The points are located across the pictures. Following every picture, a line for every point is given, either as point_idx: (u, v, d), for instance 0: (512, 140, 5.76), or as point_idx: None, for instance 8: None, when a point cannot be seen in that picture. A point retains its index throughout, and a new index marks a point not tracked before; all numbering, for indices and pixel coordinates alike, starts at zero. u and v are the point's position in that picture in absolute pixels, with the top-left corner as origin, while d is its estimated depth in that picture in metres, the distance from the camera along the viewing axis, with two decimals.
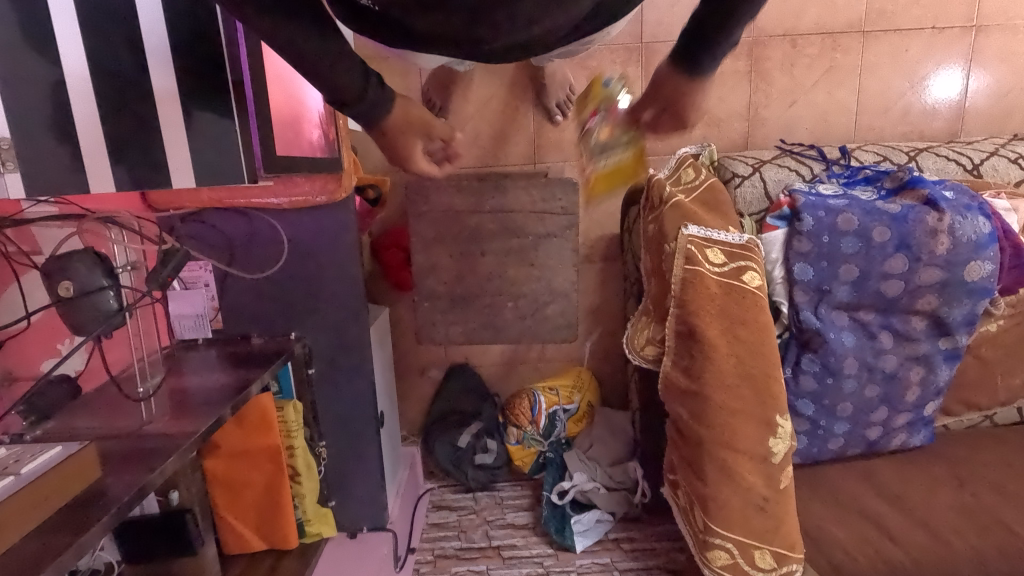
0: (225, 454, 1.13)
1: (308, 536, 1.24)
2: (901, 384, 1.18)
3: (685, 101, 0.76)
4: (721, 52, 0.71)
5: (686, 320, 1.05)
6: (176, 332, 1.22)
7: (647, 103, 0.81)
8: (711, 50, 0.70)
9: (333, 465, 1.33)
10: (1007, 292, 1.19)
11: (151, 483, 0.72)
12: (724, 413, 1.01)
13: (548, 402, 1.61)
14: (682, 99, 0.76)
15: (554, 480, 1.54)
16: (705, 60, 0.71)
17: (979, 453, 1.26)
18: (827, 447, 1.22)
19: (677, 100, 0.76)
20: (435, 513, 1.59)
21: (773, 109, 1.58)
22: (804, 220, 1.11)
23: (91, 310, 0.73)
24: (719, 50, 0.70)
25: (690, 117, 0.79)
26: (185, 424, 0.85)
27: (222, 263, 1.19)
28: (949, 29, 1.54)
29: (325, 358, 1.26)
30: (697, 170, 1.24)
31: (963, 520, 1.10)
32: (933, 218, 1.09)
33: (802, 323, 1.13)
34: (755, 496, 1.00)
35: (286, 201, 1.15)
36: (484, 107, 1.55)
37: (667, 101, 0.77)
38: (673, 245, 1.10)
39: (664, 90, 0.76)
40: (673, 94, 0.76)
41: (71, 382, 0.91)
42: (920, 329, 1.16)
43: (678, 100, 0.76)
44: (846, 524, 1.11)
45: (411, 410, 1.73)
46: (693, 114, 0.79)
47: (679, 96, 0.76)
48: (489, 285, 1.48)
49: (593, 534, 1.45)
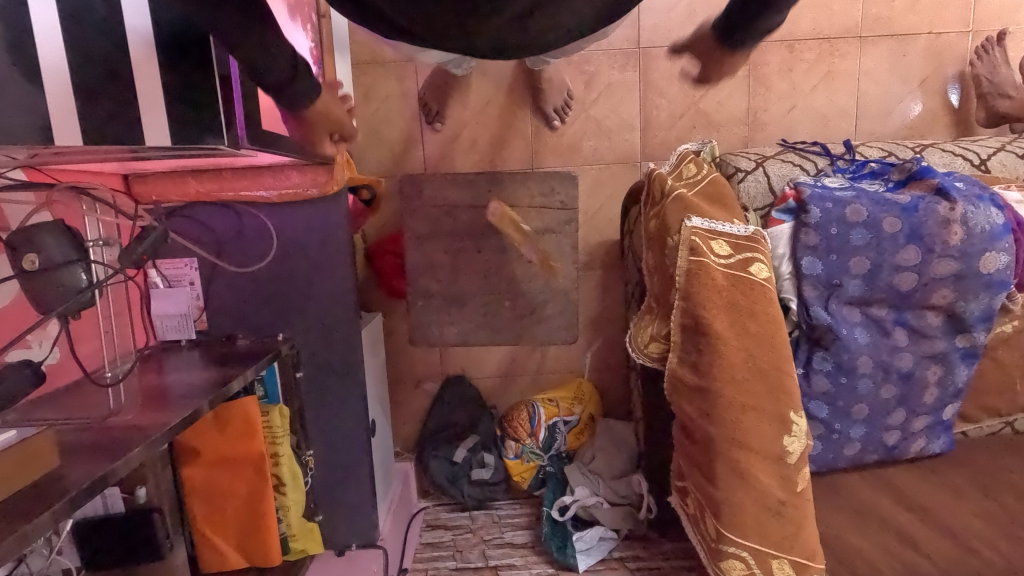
0: (205, 463, 1.05)
1: (292, 553, 1.13)
2: (918, 385, 1.13)
3: (720, 64, 0.80)
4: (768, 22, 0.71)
5: (692, 312, 1.00)
6: (160, 333, 1.17)
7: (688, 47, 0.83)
8: (749, 29, 0.73)
9: (319, 477, 1.25)
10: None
11: (113, 473, 0.66)
12: (735, 410, 0.95)
13: (548, 414, 1.54)
14: (721, 63, 0.80)
15: (554, 495, 1.46)
16: (742, 31, 0.73)
17: (1002, 459, 1.18)
18: (843, 453, 1.15)
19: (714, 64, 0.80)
20: (429, 533, 1.51)
21: (773, 113, 1.56)
22: (811, 212, 1.07)
23: (57, 285, 0.72)
24: (750, 40, 0.75)
25: (715, 78, 0.83)
26: (156, 416, 0.80)
27: (209, 257, 1.14)
28: (945, 34, 1.54)
29: (313, 363, 1.20)
30: (699, 164, 1.20)
31: (992, 530, 1.03)
32: (944, 207, 1.06)
33: (814, 319, 1.08)
34: (770, 500, 0.94)
35: (275, 193, 1.11)
36: (481, 111, 1.52)
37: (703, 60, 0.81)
38: (676, 237, 1.06)
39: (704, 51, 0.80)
40: (710, 48, 0.79)
41: (35, 367, 0.81)
42: (935, 324, 1.11)
43: (713, 63, 0.80)
44: (868, 535, 1.03)
45: (405, 424, 1.65)
46: (723, 75, 0.83)
47: (712, 60, 0.80)
48: (484, 284, 1.42)
49: (596, 552, 1.36)
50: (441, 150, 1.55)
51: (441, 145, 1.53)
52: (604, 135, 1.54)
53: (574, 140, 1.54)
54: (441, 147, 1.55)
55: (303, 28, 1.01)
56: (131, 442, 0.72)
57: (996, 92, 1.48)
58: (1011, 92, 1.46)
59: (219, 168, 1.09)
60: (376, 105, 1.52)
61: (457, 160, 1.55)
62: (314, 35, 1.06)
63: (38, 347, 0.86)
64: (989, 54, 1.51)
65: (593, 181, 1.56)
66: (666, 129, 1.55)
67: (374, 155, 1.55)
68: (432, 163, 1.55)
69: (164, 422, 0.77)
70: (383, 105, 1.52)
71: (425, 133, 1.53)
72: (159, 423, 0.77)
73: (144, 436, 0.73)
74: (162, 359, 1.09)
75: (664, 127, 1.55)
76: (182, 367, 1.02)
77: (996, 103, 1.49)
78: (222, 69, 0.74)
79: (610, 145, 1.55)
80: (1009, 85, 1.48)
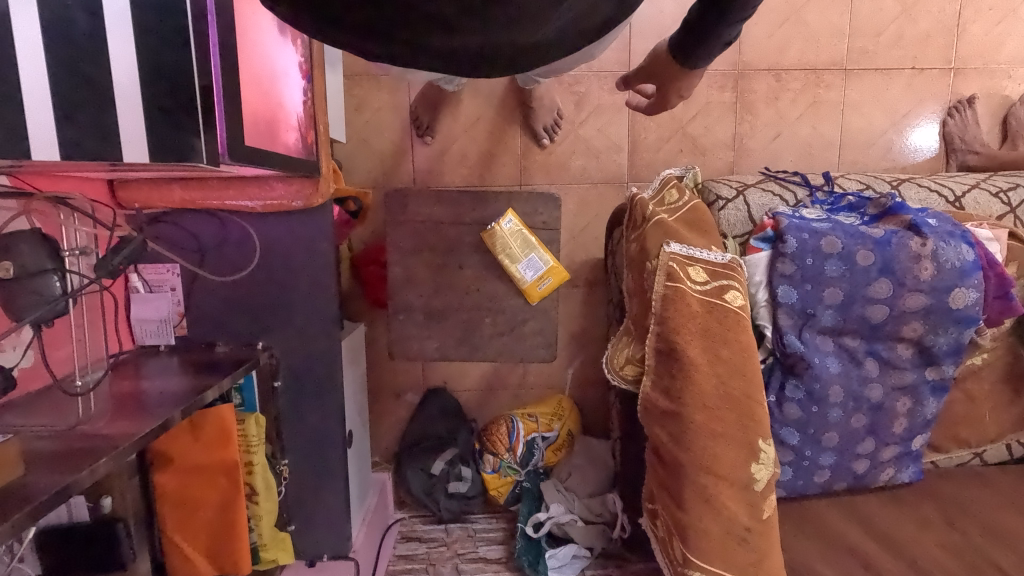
0: (177, 469, 1.02)
1: (262, 562, 1.12)
2: (888, 415, 1.14)
3: (677, 83, 0.81)
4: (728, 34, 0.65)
5: (667, 336, 1.02)
6: (137, 338, 1.17)
7: (644, 73, 0.86)
8: (699, 53, 0.69)
9: (293, 487, 1.25)
10: (993, 323, 1.16)
11: (77, 484, 0.68)
12: (705, 436, 0.96)
13: (527, 429, 1.55)
14: (677, 81, 0.81)
15: (529, 511, 1.47)
16: (700, 53, 0.69)
17: (968, 491, 1.20)
18: (812, 479, 1.17)
19: (669, 83, 0.82)
20: (403, 545, 1.51)
21: (759, 140, 1.58)
22: (787, 242, 1.08)
23: (31, 293, 0.77)
24: (711, 53, 0.69)
25: (673, 98, 0.86)
26: (128, 425, 0.81)
27: (191, 266, 1.15)
28: (928, 70, 1.58)
29: (292, 372, 1.20)
30: (681, 191, 1.21)
31: (953, 561, 1.04)
32: (916, 243, 1.09)
33: (787, 347, 1.10)
34: (736, 526, 0.95)
35: (260, 204, 1.11)
36: (472, 127, 1.54)
37: (659, 81, 0.83)
38: (654, 263, 1.07)
39: (659, 72, 0.81)
40: (665, 72, 0.80)
41: (6, 371, 0.82)
42: (906, 357, 1.13)
43: (669, 82, 0.81)
44: (833, 563, 1.05)
45: (384, 435, 1.65)
46: (680, 94, 0.84)
47: (668, 77, 0.81)
48: (466, 299, 1.43)
49: (569, 570, 1.36)
50: (430, 163, 1.56)
51: (431, 158, 1.54)
52: (592, 155, 1.56)
53: (562, 159, 1.56)
54: (431, 161, 1.56)
55: (292, 44, 1.03)
56: (99, 452, 0.74)
57: (965, 148, 1.55)
58: (979, 148, 1.53)
59: (204, 177, 1.09)
60: (368, 117, 1.53)
61: (446, 174, 1.56)
62: (303, 50, 1.07)
63: (11, 352, 0.86)
64: (962, 113, 1.57)
65: (580, 199, 1.58)
66: (653, 152, 1.57)
67: (364, 166, 1.56)
68: (421, 176, 1.56)
69: (136, 431, 0.79)
70: (375, 117, 1.53)
71: (415, 146, 1.54)
72: (133, 431, 0.79)
73: (113, 447, 0.75)
74: (139, 364, 1.10)
75: (652, 149, 1.57)
76: (159, 374, 1.02)
77: (964, 157, 1.55)
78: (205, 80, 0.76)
79: (598, 164, 1.56)
80: (977, 141, 1.55)
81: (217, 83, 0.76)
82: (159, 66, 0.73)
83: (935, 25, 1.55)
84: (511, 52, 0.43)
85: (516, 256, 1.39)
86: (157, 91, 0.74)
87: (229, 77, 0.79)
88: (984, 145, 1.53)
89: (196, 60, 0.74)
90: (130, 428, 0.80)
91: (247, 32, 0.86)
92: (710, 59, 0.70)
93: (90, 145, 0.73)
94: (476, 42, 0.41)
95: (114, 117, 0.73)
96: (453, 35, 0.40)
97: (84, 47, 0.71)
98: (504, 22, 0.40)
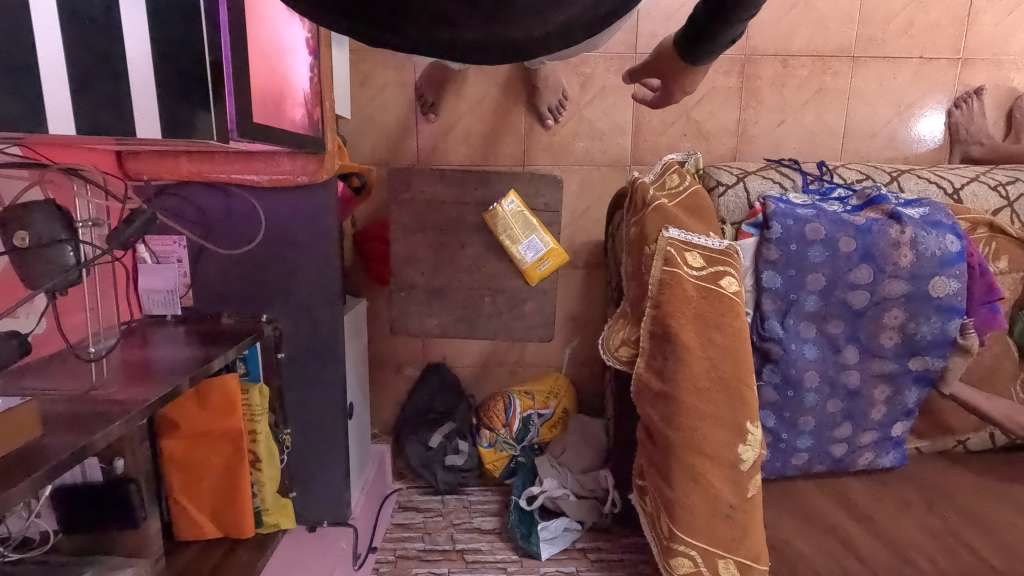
0: (185, 435, 1.06)
1: (264, 526, 1.16)
2: (865, 402, 1.18)
3: (681, 79, 0.82)
4: (732, 32, 0.65)
5: (662, 320, 1.04)
6: (144, 307, 1.19)
7: (649, 70, 0.87)
8: (705, 49, 0.70)
9: (295, 456, 1.28)
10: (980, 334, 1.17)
11: (92, 445, 0.72)
12: (695, 417, 0.99)
13: (523, 406, 1.59)
14: (681, 78, 0.82)
15: (522, 485, 1.50)
16: (705, 49, 0.70)
17: (950, 477, 1.24)
18: (791, 462, 1.20)
19: (673, 79, 0.83)
20: (401, 515, 1.55)
21: (763, 126, 1.58)
22: (773, 227, 1.11)
23: (47, 262, 0.80)
24: (717, 49, 0.69)
25: (678, 93, 0.87)
26: (138, 391, 0.85)
27: (197, 238, 1.17)
28: (936, 60, 1.57)
29: (295, 344, 1.22)
30: (682, 176, 1.22)
31: (931, 543, 1.07)
32: (895, 231, 1.11)
33: (766, 332, 1.13)
34: (721, 503, 0.99)
35: (265, 178, 1.12)
36: (476, 106, 1.54)
37: (664, 77, 0.84)
38: (653, 247, 1.09)
39: (664, 68, 0.82)
40: (670, 68, 0.81)
41: (21, 338, 0.84)
42: (889, 347, 1.15)
43: (673, 79, 0.82)
44: (814, 540, 1.08)
45: (384, 408, 1.70)
46: (685, 89, 0.85)
47: (673, 73, 0.82)
48: (466, 277, 1.45)
49: (559, 542, 1.39)
50: (434, 141, 1.56)
51: (435, 136, 1.55)
52: (596, 137, 1.56)
53: (566, 140, 1.56)
54: (434, 138, 1.56)
55: (298, 20, 1.04)
56: (115, 415, 0.77)
57: (971, 139, 1.55)
58: (984, 139, 1.53)
59: (211, 151, 1.10)
60: (373, 93, 1.53)
61: (450, 153, 1.57)
62: (311, 26, 1.08)
63: (25, 318, 0.90)
64: (969, 105, 1.56)
65: (582, 181, 1.59)
66: (657, 135, 1.57)
67: (368, 142, 1.56)
68: (424, 155, 1.57)
69: (147, 399, 0.82)
70: (379, 94, 1.53)
71: (419, 123, 1.55)
72: (146, 397, 0.82)
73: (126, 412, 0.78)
74: (147, 333, 1.12)
75: (655, 133, 1.57)
76: (167, 344, 1.05)
77: (970, 148, 1.55)
78: (213, 54, 0.77)
79: (601, 146, 1.57)
80: (983, 133, 1.54)
81: (226, 58, 0.78)
82: (173, 43, 0.75)
83: (945, 14, 1.54)
84: (512, 41, 0.42)
85: (520, 237, 1.42)
86: (171, 66, 0.76)
87: (237, 55, 0.80)
88: (990, 136, 1.53)
89: (207, 36, 0.76)
90: (143, 394, 0.84)
91: (258, 9, 0.88)
92: (714, 54, 0.71)
93: (102, 118, 0.74)
94: (477, 34, 0.41)
95: (128, 89, 0.75)
96: (453, 28, 0.40)
97: (101, 21, 0.72)
98: (503, 17, 0.40)
